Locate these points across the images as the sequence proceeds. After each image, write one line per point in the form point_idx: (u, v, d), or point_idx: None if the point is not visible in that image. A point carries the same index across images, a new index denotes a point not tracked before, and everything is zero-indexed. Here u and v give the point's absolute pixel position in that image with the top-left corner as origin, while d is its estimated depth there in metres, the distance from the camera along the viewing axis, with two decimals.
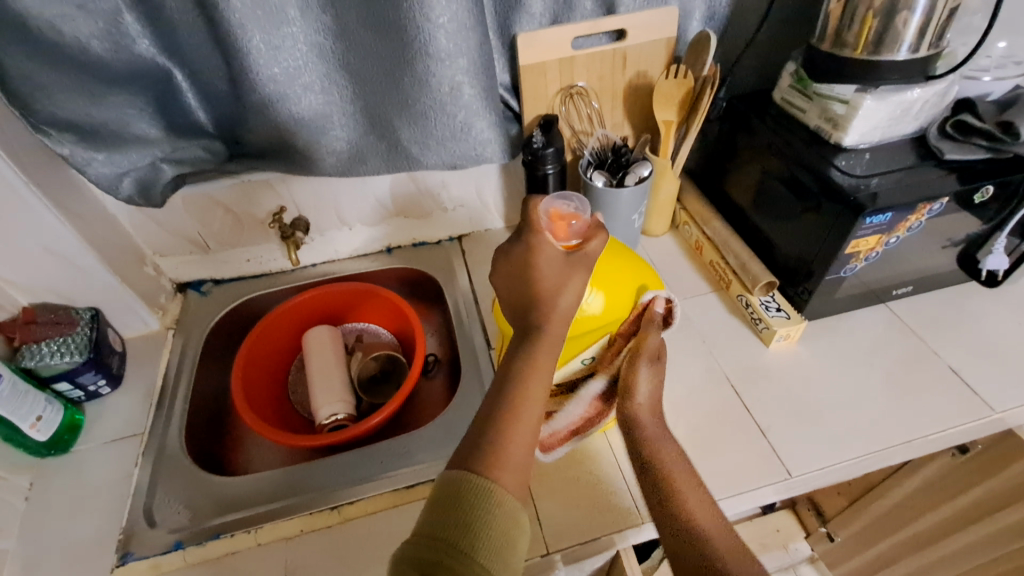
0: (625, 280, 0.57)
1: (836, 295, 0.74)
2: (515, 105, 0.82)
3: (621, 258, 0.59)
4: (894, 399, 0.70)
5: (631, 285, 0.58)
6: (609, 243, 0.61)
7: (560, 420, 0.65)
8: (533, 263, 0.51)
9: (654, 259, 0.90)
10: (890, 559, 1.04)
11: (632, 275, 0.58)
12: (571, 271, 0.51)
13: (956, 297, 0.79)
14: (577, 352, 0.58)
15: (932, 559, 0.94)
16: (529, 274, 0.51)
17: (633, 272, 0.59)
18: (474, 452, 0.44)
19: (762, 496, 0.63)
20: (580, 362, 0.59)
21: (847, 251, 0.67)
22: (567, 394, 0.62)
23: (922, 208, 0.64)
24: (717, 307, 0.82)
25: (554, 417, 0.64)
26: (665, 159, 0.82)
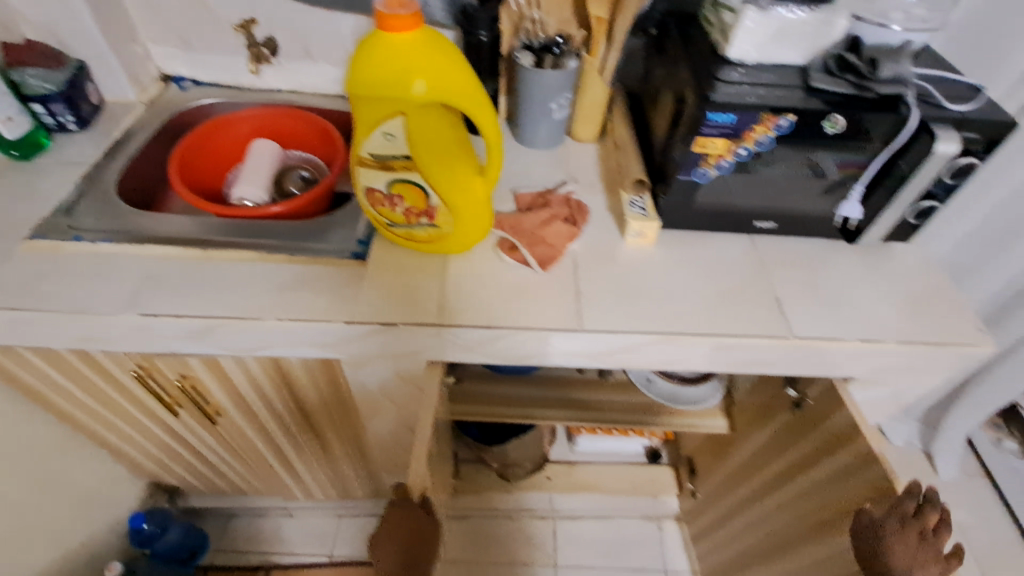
0: (446, 80, 0.59)
1: (695, 205, 0.79)
2: None
3: (454, 60, 0.60)
4: (707, 305, 0.76)
5: (449, 88, 0.59)
6: (445, 42, 0.60)
7: (382, 205, 0.71)
8: (372, 44, 0.58)
9: (568, 158, 0.97)
10: (729, 512, 1.16)
11: (446, 63, 0.59)
12: (401, 59, 0.58)
13: (822, 248, 0.82)
14: (378, 123, 0.62)
15: (757, 510, 1.03)
16: (367, 52, 0.59)
17: (451, 64, 0.59)
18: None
19: (549, 337, 0.72)
20: (386, 140, 0.63)
21: (694, 149, 0.71)
22: (380, 172, 0.67)
23: (767, 120, 0.67)
24: (600, 203, 0.87)
25: (377, 198, 0.71)
26: (594, 58, 0.89)
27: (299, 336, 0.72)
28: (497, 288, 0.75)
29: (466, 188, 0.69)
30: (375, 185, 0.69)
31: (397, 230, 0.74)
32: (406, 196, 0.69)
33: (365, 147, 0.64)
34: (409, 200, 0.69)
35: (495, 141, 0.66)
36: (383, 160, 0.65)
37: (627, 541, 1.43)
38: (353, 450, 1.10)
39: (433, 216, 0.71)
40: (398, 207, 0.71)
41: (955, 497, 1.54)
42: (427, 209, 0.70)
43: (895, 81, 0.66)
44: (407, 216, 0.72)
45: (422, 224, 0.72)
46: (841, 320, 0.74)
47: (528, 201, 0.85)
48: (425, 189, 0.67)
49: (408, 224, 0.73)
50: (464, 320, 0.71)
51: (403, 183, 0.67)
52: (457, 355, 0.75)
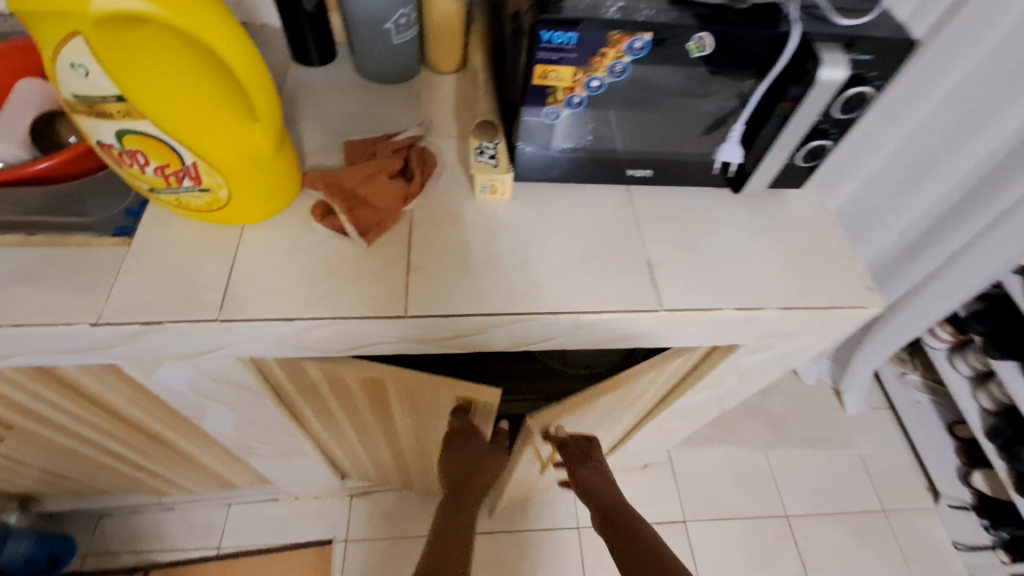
0: None
1: (551, 153, 0.65)
2: None
3: None
4: (568, 273, 0.63)
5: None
6: None
7: (127, 167, 0.53)
8: None
9: (420, 94, 0.80)
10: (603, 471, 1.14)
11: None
12: None
13: (706, 199, 0.71)
14: (60, 45, 0.43)
15: None
16: None
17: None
18: (454, 480, 0.78)
19: (369, 326, 0.58)
20: (81, 74, 0.44)
21: (535, 82, 0.55)
22: (99, 121, 0.48)
23: (619, 41, 0.52)
24: (451, 152, 0.72)
25: (116, 158, 0.52)
26: None
27: (40, 344, 0.55)
28: (304, 268, 0.59)
29: (231, 138, 0.52)
30: (103, 140, 0.50)
31: (163, 198, 0.57)
32: (150, 154, 0.51)
33: (62, 86, 0.46)
34: (157, 160, 0.52)
35: (252, 69, 0.49)
36: (92, 103, 0.46)
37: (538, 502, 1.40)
38: (208, 447, 0.96)
39: (197, 177, 0.54)
40: (148, 169, 0.53)
41: (861, 430, 1.57)
42: (185, 168, 0.52)
43: None
44: (165, 180, 0.54)
45: (190, 188, 0.55)
46: (717, 286, 0.63)
47: (357, 147, 0.69)
48: (168, 142, 0.50)
49: (171, 189, 0.55)
50: (254, 312, 0.56)
51: (135, 135, 0.49)
52: (265, 352, 0.61)
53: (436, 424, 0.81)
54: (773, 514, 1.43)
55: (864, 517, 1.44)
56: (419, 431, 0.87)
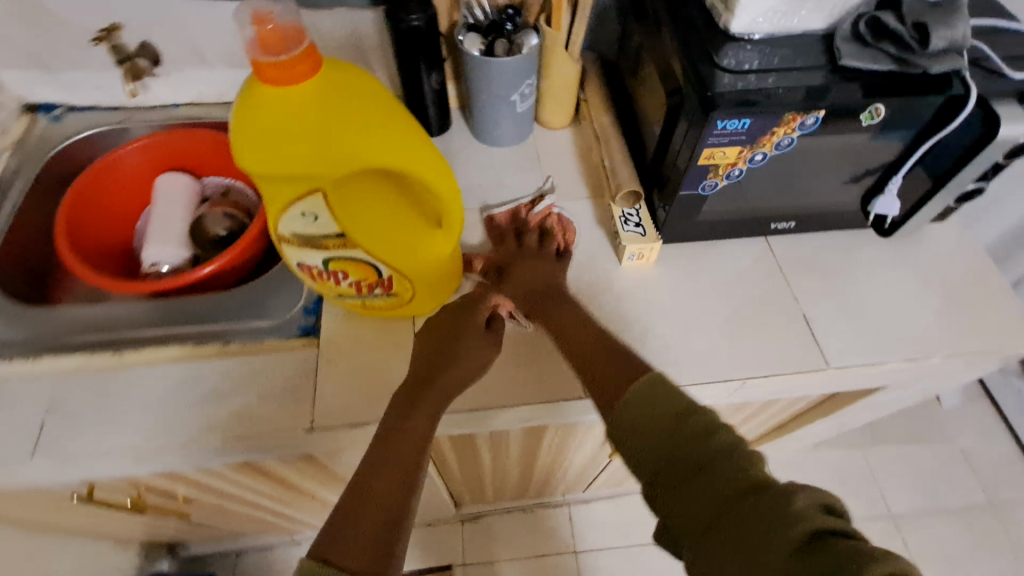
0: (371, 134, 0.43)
1: (697, 221, 0.66)
2: None
3: (369, 100, 0.44)
4: (726, 336, 0.65)
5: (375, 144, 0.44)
6: (357, 80, 0.44)
7: (323, 281, 0.57)
8: (258, 109, 0.41)
9: (541, 153, 0.81)
10: None
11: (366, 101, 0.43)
12: (302, 128, 0.41)
13: (847, 243, 0.71)
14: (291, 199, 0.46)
15: None
16: (256, 125, 0.42)
17: (372, 103, 0.44)
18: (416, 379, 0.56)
19: (544, 409, 0.61)
20: (303, 219, 0.47)
21: (700, 161, 0.56)
22: (309, 251, 0.51)
23: (791, 120, 0.53)
24: (586, 215, 0.74)
25: (314, 275, 0.56)
26: (557, 33, 0.71)
27: (258, 449, 0.60)
28: None
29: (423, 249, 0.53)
30: (308, 263, 0.54)
31: (350, 300, 0.60)
32: (350, 272, 0.54)
33: (282, 227, 0.49)
34: (356, 276, 0.55)
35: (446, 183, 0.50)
36: (310, 239, 0.49)
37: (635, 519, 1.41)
38: None
39: (389, 285, 0.57)
40: (344, 283, 0.56)
41: (958, 422, 1.53)
42: (379, 280, 0.55)
43: (946, 52, 0.51)
44: (357, 289, 0.57)
45: (378, 294, 0.58)
46: (877, 338, 0.65)
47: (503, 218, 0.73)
48: (371, 262, 0.52)
49: (360, 296, 0.58)
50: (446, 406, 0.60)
51: (340, 259, 0.52)
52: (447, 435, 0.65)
53: (580, 441, 0.85)
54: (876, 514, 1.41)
55: (969, 513, 1.42)
56: (558, 452, 0.92)
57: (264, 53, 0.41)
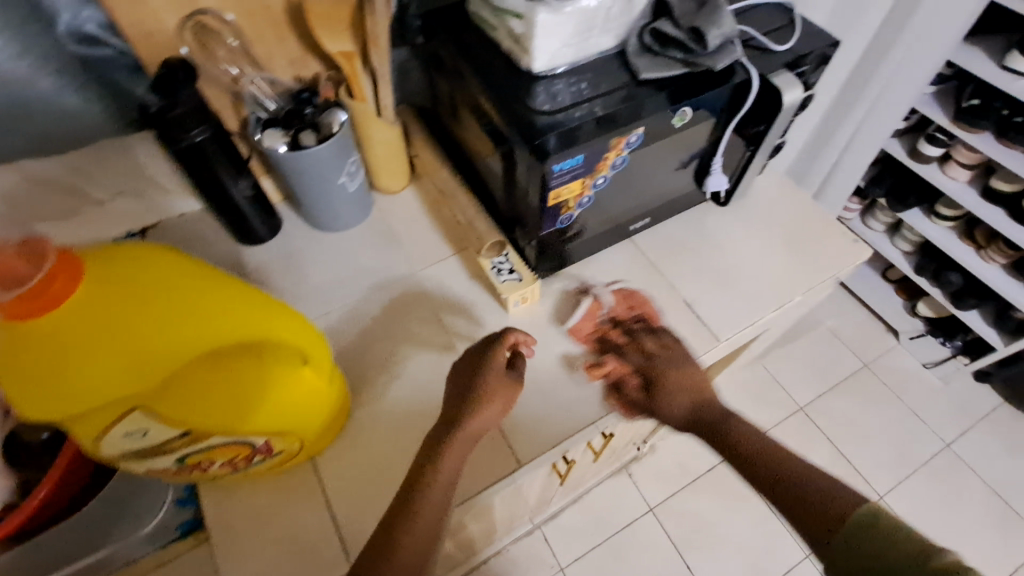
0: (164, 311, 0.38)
1: (566, 246, 0.66)
2: (117, 44, 0.58)
3: (150, 275, 0.38)
4: (629, 347, 0.66)
5: (173, 318, 0.38)
6: (127, 260, 0.38)
7: (189, 476, 0.48)
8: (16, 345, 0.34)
9: (389, 222, 0.76)
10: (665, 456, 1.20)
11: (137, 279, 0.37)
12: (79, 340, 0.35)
13: (696, 218, 0.76)
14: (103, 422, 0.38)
15: None
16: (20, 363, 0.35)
17: (149, 280, 0.38)
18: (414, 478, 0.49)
19: (493, 497, 0.58)
20: (126, 434, 0.39)
21: (550, 203, 0.56)
22: (154, 461, 0.43)
23: (617, 142, 0.55)
24: (457, 273, 0.71)
25: (173, 476, 0.46)
26: (363, 104, 0.65)
27: None
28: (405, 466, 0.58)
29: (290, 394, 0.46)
30: (161, 469, 0.45)
31: (231, 476, 0.52)
32: (216, 457, 0.46)
33: (107, 454, 0.40)
34: (225, 457, 0.46)
35: (278, 314, 0.44)
36: (150, 450, 0.41)
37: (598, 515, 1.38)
38: None
39: (268, 448, 0.49)
40: (215, 467, 0.47)
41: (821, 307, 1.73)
42: (254, 449, 0.47)
43: (724, 47, 0.55)
44: (234, 466, 0.49)
45: (261, 460, 0.50)
46: (749, 299, 0.70)
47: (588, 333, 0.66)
48: (234, 441, 0.44)
49: (243, 469, 0.50)
50: None
51: (199, 452, 0.44)
52: None
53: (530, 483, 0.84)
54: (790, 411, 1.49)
55: (857, 381, 1.53)
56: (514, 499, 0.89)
57: None
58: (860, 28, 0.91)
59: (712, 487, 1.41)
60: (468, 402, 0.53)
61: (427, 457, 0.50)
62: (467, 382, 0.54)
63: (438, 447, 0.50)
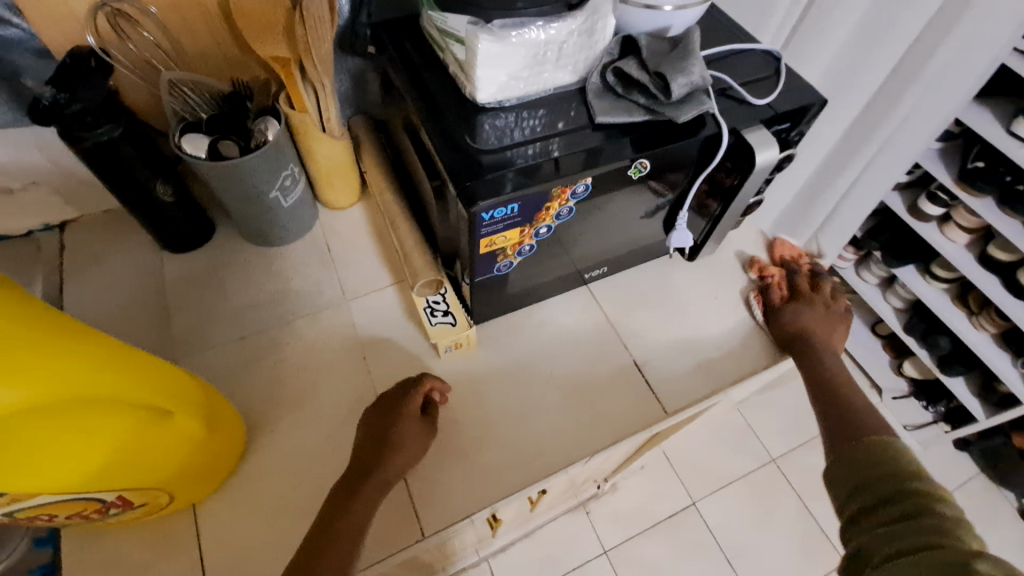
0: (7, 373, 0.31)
1: (508, 293, 0.60)
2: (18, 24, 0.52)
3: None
4: (568, 408, 0.60)
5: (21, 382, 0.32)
6: None
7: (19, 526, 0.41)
8: None
9: (328, 242, 0.70)
10: None
11: None
12: None
13: (660, 270, 0.70)
14: None
15: None
16: None
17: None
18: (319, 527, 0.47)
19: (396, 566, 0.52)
20: None
21: (483, 250, 0.50)
22: None
23: (561, 192, 0.48)
24: (393, 307, 0.65)
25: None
26: (302, 115, 0.59)
27: None
28: (295, 524, 0.52)
29: (146, 442, 0.42)
30: None
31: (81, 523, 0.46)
32: (53, 512, 0.40)
33: None
34: (66, 512, 0.41)
35: (150, 372, 0.40)
36: None
37: (549, 553, 1.31)
38: None
39: (124, 502, 0.44)
40: (55, 518, 0.42)
41: None
42: (105, 504, 0.43)
43: (691, 97, 0.49)
44: (81, 517, 0.44)
45: (116, 512, 0.45)
46: (707, 366, 0.64)
47: (786, 255, 0.71)
48: (76, 497, 0.40)
49: (94, 518, 0.45)
50: None
51: (29, 509, 0.38)
52: None
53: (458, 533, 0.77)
54: (762, 462, 1.43)
55: None
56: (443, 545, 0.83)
57: None
58: (864, 77, 0.85)
59: (670, 534, 1.34)
60: (371, 447, 0.52)
61: (334, 503, 0.48)
62: (377, 430, 0.53)
63: (342, 496, 0.49)
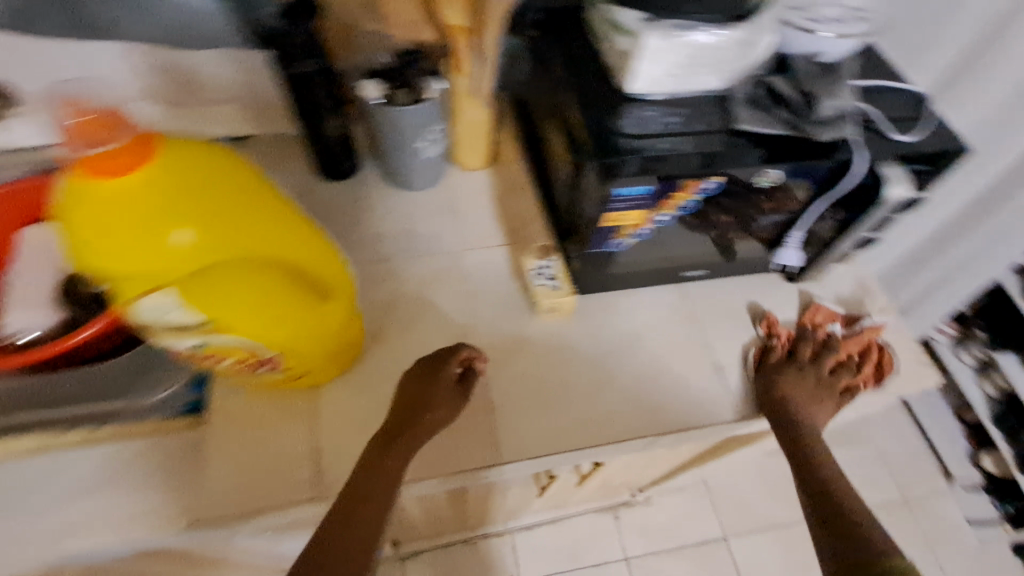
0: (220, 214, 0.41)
1: (610, 272, 0.65)
2: None
3: (219, 177, 0.41)
4: (643, 390, 0.64)
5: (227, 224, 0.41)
6: (202, 156, 0.41)
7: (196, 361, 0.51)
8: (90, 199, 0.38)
9: (453, 197, 0.78)
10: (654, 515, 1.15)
11: (199, 176, 0.40)
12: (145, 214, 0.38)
13: (758, 286, 0.72)
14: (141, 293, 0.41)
15: None
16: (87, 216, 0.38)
17: (216, 181, 0.41)
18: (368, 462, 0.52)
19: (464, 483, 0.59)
20: (153, 310, 0.42)
21: (604, 224, 0.56)
22: (171, 339, 0.46)
23: (690, 185, 0.54)
24: (500, 265, 0.72)
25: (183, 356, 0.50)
26: (462, 79, 0.68)
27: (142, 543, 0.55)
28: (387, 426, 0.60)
29: (305, 320, 0.49)
30: (177, 349, 0.48)
31: (238, 375, 0.55)
32: (226, 354, 0.49)
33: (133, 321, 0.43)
34: (235, 357, 0.50)
35: (316, 249, 0.48)
36: (173, 329, 0.44)
37: (570, 544, 1.35)
38: None
39: (274, 362, 0.52)
40: (221, 362, 0.51)
41: None
42: (262, 359, 0.51)
43: (836, 120, 0.53)
44: (241, 367, 0.52)
45: (264, 371, 0.53)
46: None
47: (817, 320, 0.69)
48: (246, 346, 0.48)
49: (247, 372, 0.54)
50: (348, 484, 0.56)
51: (215, 345, 0.47)
52: None
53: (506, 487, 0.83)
54: None
55: None
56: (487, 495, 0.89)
57: (80, 140, 0.37)
58: None
59: (693, 560, 1.34)
60: (412, 403, 0.56)
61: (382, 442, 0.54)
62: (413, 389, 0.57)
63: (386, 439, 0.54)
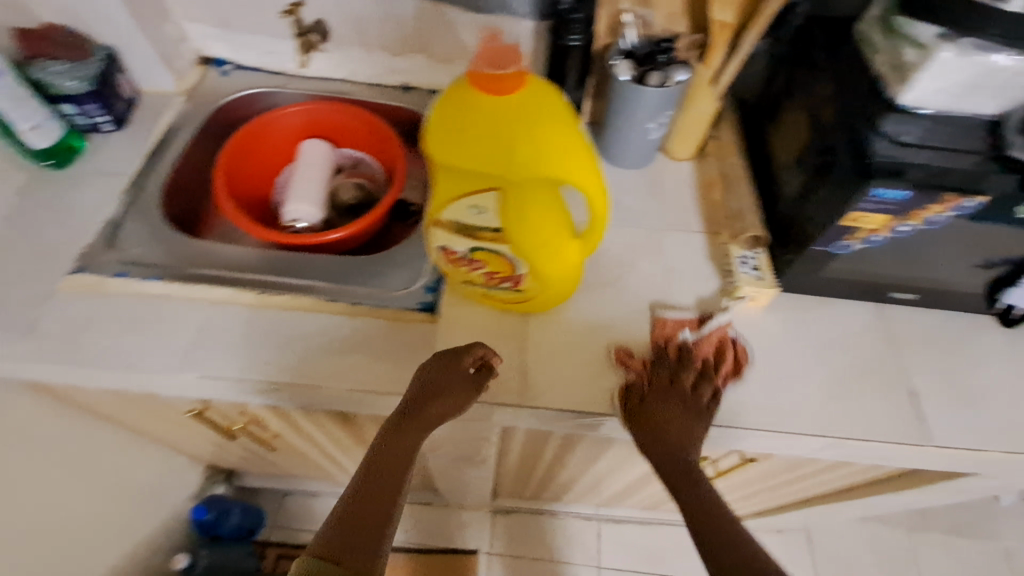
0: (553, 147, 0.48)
1: (820, 274, 0.68)
2: None
3: (559, 116, 0.49)
4: (830, 393, 0.65)
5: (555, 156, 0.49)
6: (549, 96, 0.50)
7: (456, 265, 0.61)
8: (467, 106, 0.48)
9: (661, 180, 0.83)
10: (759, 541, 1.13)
11: (547, 110, 0.49)
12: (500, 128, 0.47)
13: (965, 323, 0.70)
14: (467, 191, 0.51)
15: None
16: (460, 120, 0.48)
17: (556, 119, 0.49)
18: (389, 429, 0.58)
19: None
20: (467, 208, 0.53)
21: (843, 222, 0.60)
22: (459, 238, 0.56)
23: (949, 200, 0.56)
24: (700, 247, 0.76)
25: (450, 258, 0.60)
26: (707, 71, 0.73)
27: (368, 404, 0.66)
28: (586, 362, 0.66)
29: (561, 252, 0.57)
30: (451, 249, 0.58)
31: (474, 287, 0.64)
32: (489, 263, 0.59)
33: (443, 214, 0.54)
34: (493, 268, 0.59)
35: (602, 200, 0.53)
36: (468, 228, 0.55)
37: (655, 549, 1.35)
38: None
39: (517, 281, 0.61)
40: (477, 270, 0.60)
41: (1014, 521, 1.43)
42: (512, 276, 0.60)
43: None
44: (488, 279, 0.61)
45: (502, 287, 0.62)
46: (983, 427, 0.63)
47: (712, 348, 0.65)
48: (510, 258, 0.57)
49: (489, 285, 0.63)
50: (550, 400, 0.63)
51: (487, 251, 0.57)
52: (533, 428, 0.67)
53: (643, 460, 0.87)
54: None
55: None
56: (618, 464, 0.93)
57: (482, 64, 0.48)
58: None
59: None
60: (433, 367, 0.59)
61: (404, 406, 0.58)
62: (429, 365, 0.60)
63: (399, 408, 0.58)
